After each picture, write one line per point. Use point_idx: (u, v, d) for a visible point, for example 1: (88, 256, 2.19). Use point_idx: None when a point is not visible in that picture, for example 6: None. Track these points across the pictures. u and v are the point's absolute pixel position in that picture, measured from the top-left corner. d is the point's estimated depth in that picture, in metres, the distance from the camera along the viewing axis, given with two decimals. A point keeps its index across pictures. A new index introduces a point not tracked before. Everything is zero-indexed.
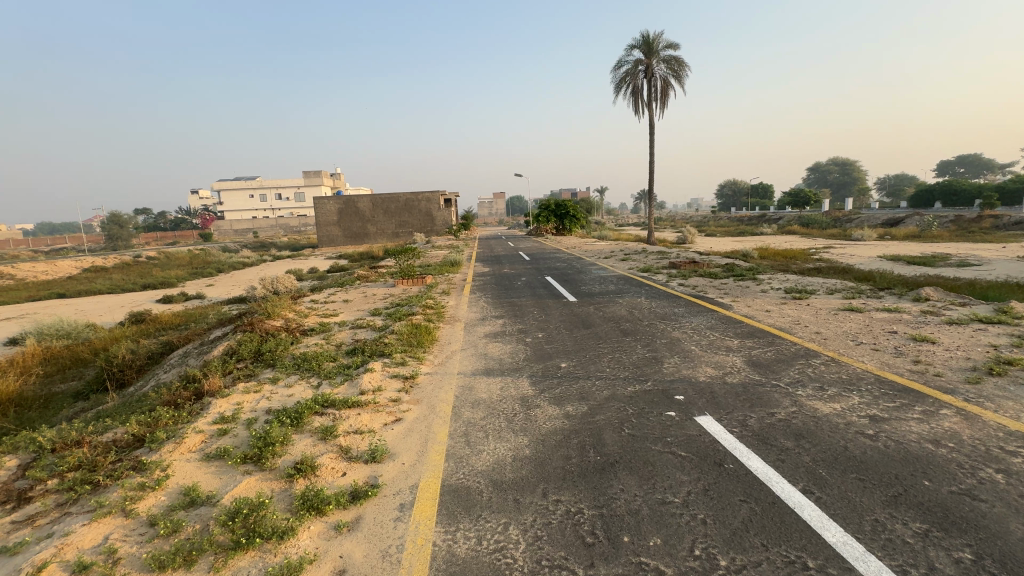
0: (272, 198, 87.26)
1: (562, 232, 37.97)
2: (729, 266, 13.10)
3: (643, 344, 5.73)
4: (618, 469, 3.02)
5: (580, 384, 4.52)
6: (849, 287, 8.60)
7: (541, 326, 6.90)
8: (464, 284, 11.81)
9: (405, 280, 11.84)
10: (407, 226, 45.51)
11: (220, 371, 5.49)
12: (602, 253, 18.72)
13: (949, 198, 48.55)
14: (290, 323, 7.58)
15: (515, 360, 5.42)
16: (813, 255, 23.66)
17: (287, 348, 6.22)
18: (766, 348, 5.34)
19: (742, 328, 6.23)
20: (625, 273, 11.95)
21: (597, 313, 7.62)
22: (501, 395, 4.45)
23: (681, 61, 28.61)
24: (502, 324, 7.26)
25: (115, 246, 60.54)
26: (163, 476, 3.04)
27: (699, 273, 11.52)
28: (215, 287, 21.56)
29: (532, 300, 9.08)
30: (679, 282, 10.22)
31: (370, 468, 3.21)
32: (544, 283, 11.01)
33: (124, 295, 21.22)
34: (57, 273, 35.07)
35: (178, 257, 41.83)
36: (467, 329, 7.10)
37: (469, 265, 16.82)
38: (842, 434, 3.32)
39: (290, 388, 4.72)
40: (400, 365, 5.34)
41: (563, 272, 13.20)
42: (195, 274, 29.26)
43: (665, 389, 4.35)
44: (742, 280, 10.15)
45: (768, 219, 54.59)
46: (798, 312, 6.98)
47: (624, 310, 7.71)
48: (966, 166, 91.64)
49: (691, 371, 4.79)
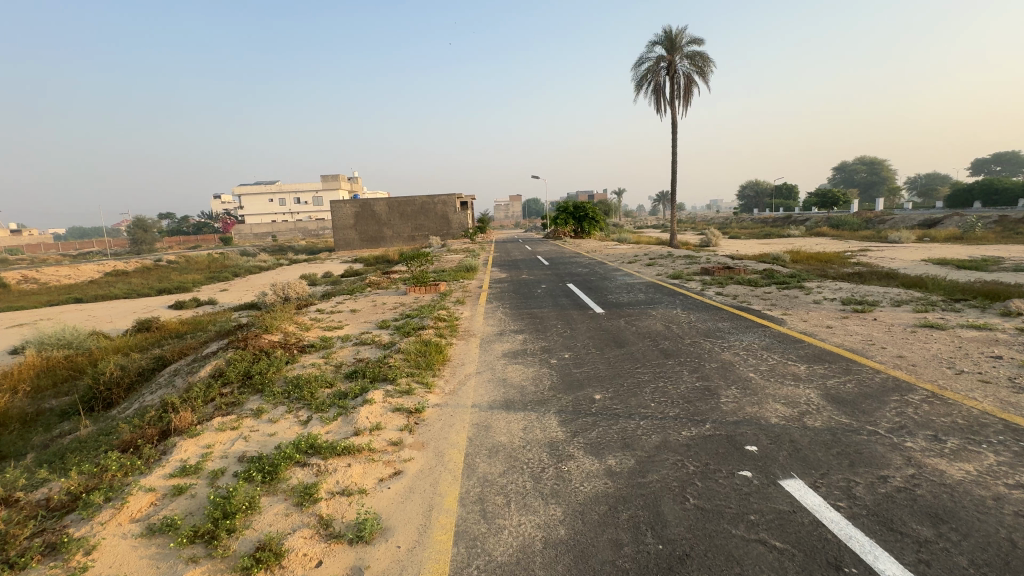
0: (292, 202, 88.23)
1: (581, 234, 37.02)
2: (767, 272, 12.05)
3: (689, 370, 4.85)
4: (693, 570, 2.18)
5: (621, 427, 3.69)
6: (917, 298, 7.55)
7: (567, 344, 6.09)
8: (480, 291, 11.04)
9: (417, 287, 11.12)
10: (423, 229, 45.14)
11: (201, 400, 4.78)
12: (625, 258, 17.76)
13: (990, 197, 46.01)
14: (289, 339, 6.89)
15: (539, 389, 4.60)
16: (850, 258, 22.26)
17: (282, 370, 5.51)
18: (845, 379, 4.39)
19: (806, 349, 5.29)
20: (655, 281, 11.05)
21: (630, 327, 6.75)
22: (524, 437, 3.63)
23: (705, 57, 27.51)
24: (523, 341, 6.44)
25: (139, 250, 61.76)
26: (81, 567, 2.30)
27: (737, 280, 10.53)
28: (229, 292, 21.24)
29: (555, 311, 8.26)
30: (716, 291, 9.27)
31: (355, 554, 2.42)
32: (567, 291, 10.18)
33: (139, 300, 21.09)
34: (80, 277, 35.60)
35: (197, 262, 42.11)
36: (483, 347, 6.32)
37: (485, 270, 16.02)
38: (998, 516, 2.41)
39: (274, 425, 3.97)
40: (404, 395, 4.56)
41: (586, 278, 12.36)
42: (212, 278, 29.20)
43: (731, 435, 3.46)
44: (787, 289, 9.16)
45: (795, 220, 52.58)
46: (868, 330, 5.99)
47: (660, 325, 6.82)
48: (1004, 163, 87.46)
49: (755, 409, 3.90)
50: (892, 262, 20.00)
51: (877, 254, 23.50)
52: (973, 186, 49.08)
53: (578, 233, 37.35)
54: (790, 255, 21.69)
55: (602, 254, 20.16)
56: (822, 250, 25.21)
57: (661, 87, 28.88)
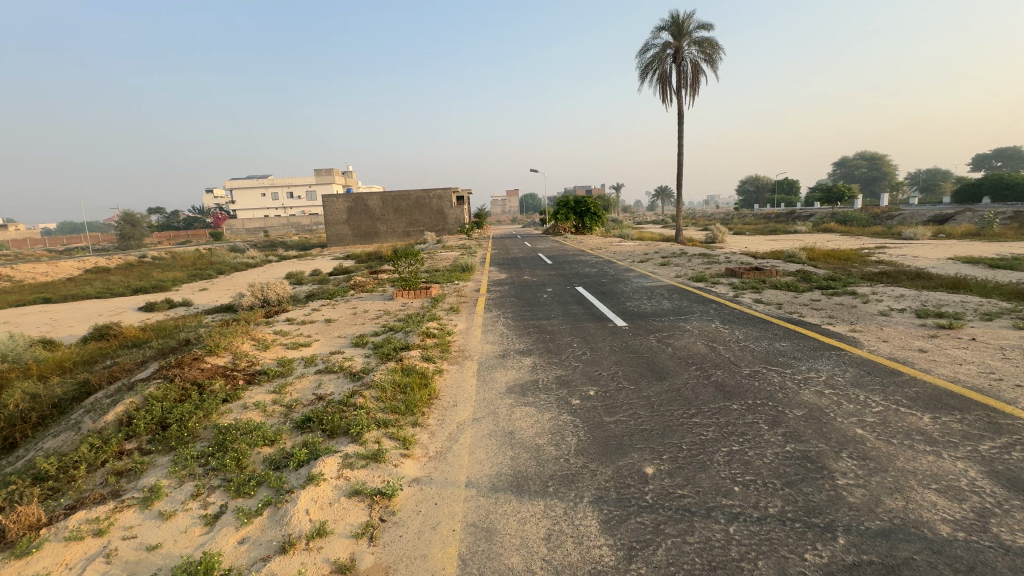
0: (285, 196, 86.47)
1: (581, 231, 35.68)
2: (800, 273, 10.72)
3: (766, 421, 3.51)
4: None
5: (703, 541, 2.32)
6: (1008, 310, 6.24)
7: (590, 374, 4.76)
8: (477, 295, 9.67)
9: (405, 291, 9.74)
10: (418, 224, 43.70)
11: (84, 469, 3.38)
12: (634, 256, 16.41)
13: (1000, 192, 44.95)
14: (238, 364, 5.47)
15: (562, 454, 3.23)
16: (869, 256, 21.02)
17: (213, 414, 4.11)
18: (1005, 444, 3.03)
19: (915, 389, 3.94)
20: (676, 284, 9.73)
21: (664, 349, 5.42)
22: (550, 561, 2.25)
23: (714, 43, 26.08)
24: (532, 368, 5.07)
25: (127, 247, 60.01)
26: None
27: (771, 284, 9.19)
28: (209, 292, 19.78)
29: (568, 323, 6.92)
30: (753, 298, 7.92)
31: None
32: (577, 297, 8.86)
33: (109, 301, 19.55)
34: (59, 275, 33.97)
35: (182, 258, 40.44)
36: (482, 376, 4.96)
37: (483, 270, 14.67)
38: None
39: (161, 530, 2.58)
40: (370, 464, 3.18)
41: (596, 280, 11.10)
42: (194, 276, 27.70)
43: (891, 566, 2.10)
44: (837, 295, 7.84)
45: (798, 217, 51.34)
46: (979, 357, 4.63)
47: (702, 346, 5.45)
48: (1006, 158, 86.51)
49: (900, 502, 2.54)
50: (915, 261, 18.72)
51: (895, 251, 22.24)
52: (981, 181, 48.02)
53: (578, 229, 36.02)
54: (807, 253, 20.35)
55: (608, 252, 18.80)
56: (837, 248, 23.97)
57: (667, 75, 27.47)
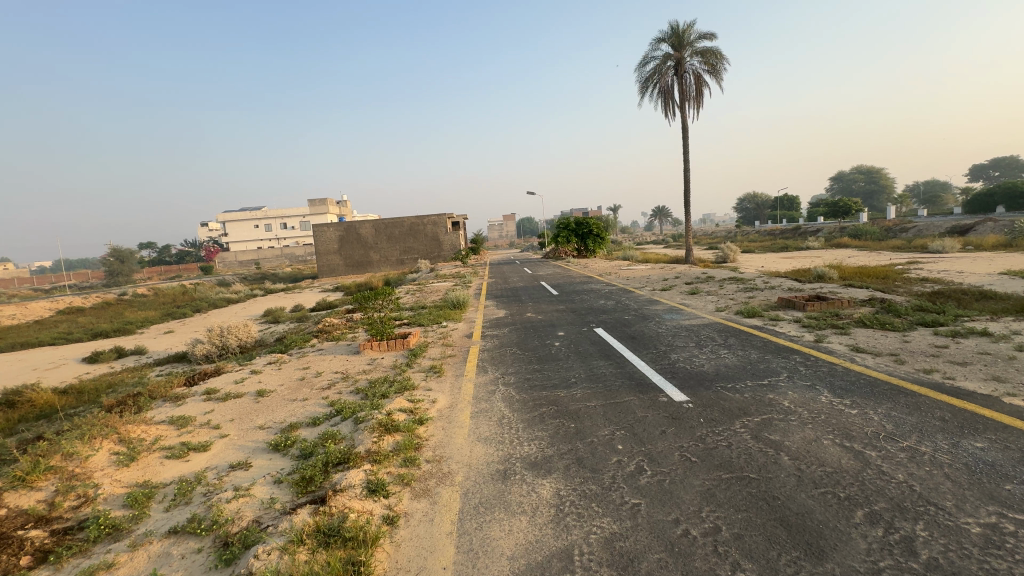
0: (279, 228, 85.17)
1: (584, 253, 33.78)
2: (875, 301, 8.46)
3: None
4: None
5: None
6: None
7: (669, 535, 2.51)
8: (468, 346, 7.45)
9: (375, 343, 7.52)
10: (413, 252, 41.80)
11: None
12: (653, 283, 14.24)
13: (1014, 201, 43.26)
14: (54, 508, 3.21)
15: None
16: (907, 272, 18.96)
17: None
18: None
19: None
20: (725, 322, 7.54)
21: (780, 460, 3.18)
22: None
23: (717, 53, 24.67)
24: (557, 513, 2.83)
25: (114, 283, 57.99)
26: None
27: (855, 319, 6.98)
28: (173, 336, 17.49)
29: (598, 395, 4.70)
30: (849, 345, 5.69)
31: None
32: (600, 346, 6.66)
33: (58, 349, 17.22)
34: (29, 317, 31.76)
35: (165, 295, 38.30)
36: (465, 536, 2.69)
37: (479, 305, 12.46)
38: None
39: None
40: None
41: (616, 317, 8.95)
42: (169, 316, 25.49)
43: None
44: (966, 338, 5.60)
45: (805, 232, 49.87)
46: None
47: (840, 452, 3.22)
48: (1004, 169, 85.93)
49: None
50: (965, 278, 16.60)
51: (934, 267, 20.13)
52: (992, 190, 46.54)
53: (581, 252, 34.06)
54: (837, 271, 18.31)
55: (620, 278, 16.69)
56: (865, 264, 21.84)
57: (670, 89, 25.92)
